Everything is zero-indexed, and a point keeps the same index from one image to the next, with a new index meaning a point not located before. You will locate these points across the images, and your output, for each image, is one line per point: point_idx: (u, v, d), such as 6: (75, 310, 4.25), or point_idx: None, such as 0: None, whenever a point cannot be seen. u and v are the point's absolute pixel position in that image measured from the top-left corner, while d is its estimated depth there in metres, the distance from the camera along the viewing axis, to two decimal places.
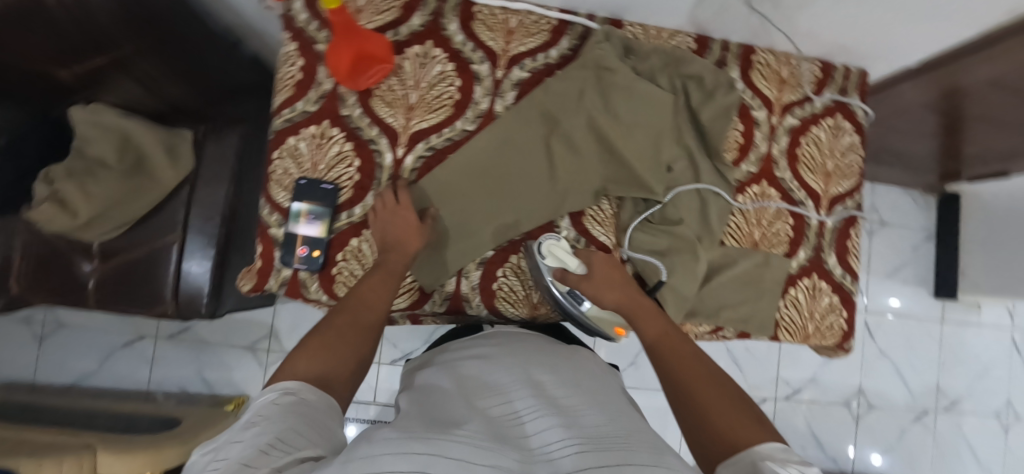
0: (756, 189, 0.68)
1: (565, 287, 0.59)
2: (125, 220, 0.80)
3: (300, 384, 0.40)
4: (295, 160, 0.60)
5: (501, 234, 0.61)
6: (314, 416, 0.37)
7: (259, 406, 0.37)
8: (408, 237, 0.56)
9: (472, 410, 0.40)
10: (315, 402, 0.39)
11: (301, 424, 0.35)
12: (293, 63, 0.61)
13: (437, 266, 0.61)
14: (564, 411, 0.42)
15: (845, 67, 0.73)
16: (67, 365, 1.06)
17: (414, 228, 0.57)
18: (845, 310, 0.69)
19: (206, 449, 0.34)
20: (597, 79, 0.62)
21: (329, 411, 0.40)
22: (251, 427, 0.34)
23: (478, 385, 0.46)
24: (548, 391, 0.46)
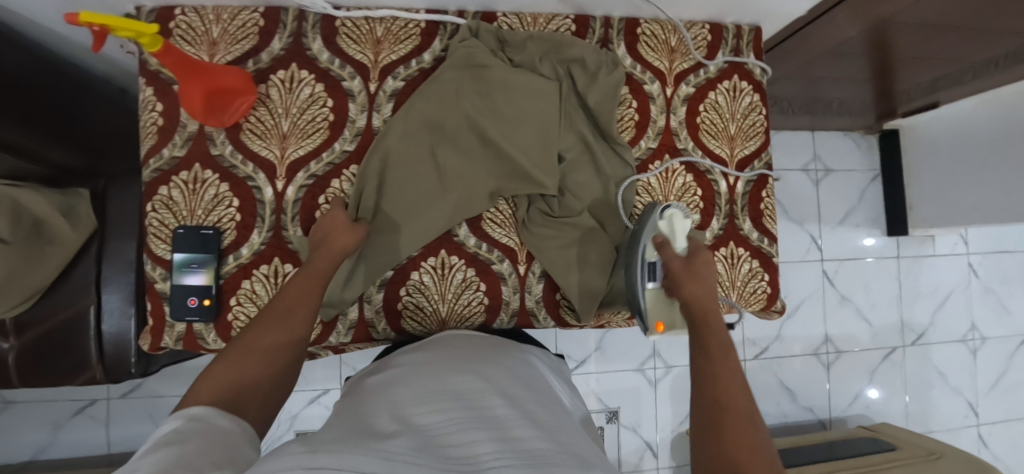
0: (658, 166, 0.67)
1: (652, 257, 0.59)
2: (29, 291, 0.75)
3: (209, 410, 0.36)
4: (171, 209, 0.58)
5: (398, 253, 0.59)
6: (224, 440, 0.34)
7: (160, 435, 0.32)
8: (337, 233, 0.53)
9: (401, 423, 0.38)
10: (228, 428, 0.36)
11: (208, 447, 0.31)
12: (152, 108, 0.58)
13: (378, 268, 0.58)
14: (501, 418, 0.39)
15: (737, 25, 0.71)
16: (22, 440, 1.03)
17: (346, 227, 0.54)
18: (767, 273, 0.69)
19: None
20: (473, 79, 0.60)
21: (242, 439, 0.36)
22: (147, 455, 0.29)
23: (409, 395, 0.44)
24: (484, 395, 0.44)
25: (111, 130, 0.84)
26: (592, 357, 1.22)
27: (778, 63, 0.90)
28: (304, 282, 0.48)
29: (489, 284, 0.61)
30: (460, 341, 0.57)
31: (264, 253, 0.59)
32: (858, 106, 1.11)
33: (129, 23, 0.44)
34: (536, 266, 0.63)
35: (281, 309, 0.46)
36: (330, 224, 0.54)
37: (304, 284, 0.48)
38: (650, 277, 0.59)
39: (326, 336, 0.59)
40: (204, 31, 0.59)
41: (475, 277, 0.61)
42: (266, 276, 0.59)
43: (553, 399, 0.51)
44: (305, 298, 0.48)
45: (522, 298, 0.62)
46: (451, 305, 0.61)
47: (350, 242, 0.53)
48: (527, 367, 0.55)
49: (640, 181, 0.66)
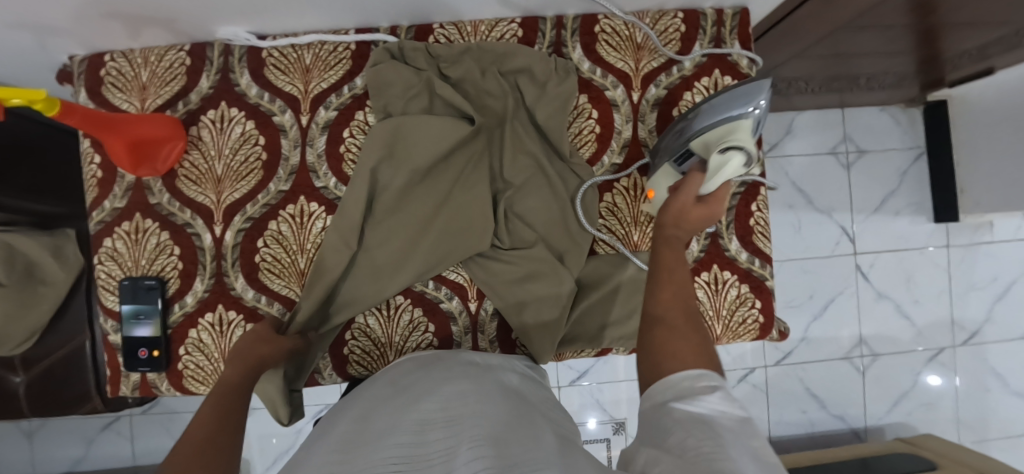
0: (625, 183, 0.59)
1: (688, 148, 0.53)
2: (31, 331, 0.80)
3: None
4: (116, 261, 0.58)
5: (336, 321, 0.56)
6: None
7: None
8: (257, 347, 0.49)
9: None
10: None
11: None
12: (91, 160, 0.58)
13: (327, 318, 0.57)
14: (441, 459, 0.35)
15: (717, 9, 0.60)
16: (61, 452, 1.13)
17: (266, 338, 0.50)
18: (758, 299, 0.60)
19: None
20: (387, 152, 0.55)
21: None
22: None
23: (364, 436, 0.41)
24: (427, 430, 0.39)
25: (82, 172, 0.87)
26: (594, 366, 1.17)
27: (781, 45, 0.78)
28: (219, 399, 0.42)
29: (438, 324, 0.57)
30: (410, 370, 0.53)
31: (208, 301, 0.58)
32: (891, 80, 0.96)
33: (15, 91, 0.41)
34: (487, 302, 0.58)
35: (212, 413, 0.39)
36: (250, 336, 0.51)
37: (223, 401, 0.41)
38: (677, 162, 0.54)
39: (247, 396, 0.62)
40: (134, 75, 0.58)
41: (422, 318, 0.57)
42: (211, 324, 0.57)
43: (525, 411, 0.45)
44: (226, 423, 0.39)
45: (474, 338, 0.58)
46: (399, 348, 0.58)
47: (275, 351, 0.50)
48: (500, 384, 0.49)
49: (603, 202, 0.59)
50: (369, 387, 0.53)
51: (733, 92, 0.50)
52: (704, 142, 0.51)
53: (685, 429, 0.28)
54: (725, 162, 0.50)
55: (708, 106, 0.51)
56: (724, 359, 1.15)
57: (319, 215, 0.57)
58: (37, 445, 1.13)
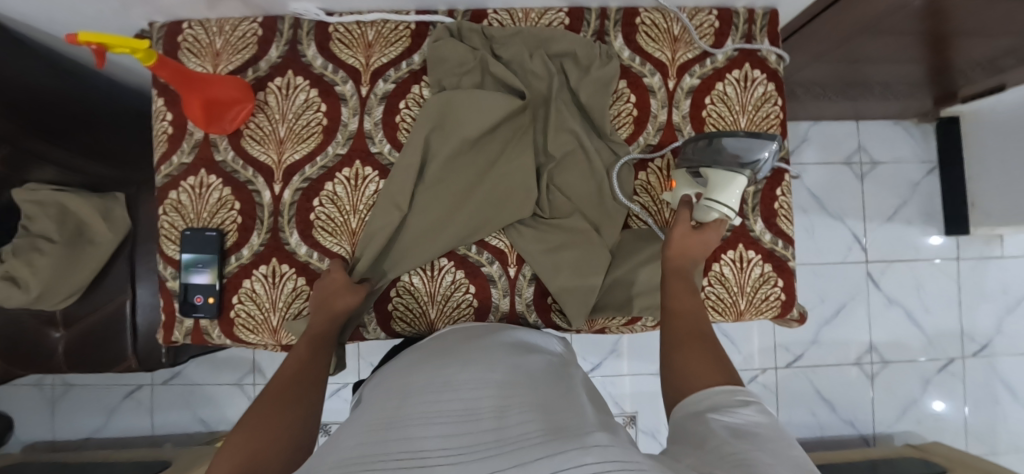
0: (659, 163, 0.63)
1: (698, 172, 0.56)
2: (76, 287, 0.83)
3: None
4: (179, 212, 0.61)
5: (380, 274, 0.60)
6: None
7: None
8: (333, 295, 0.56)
9: (376, 445, 0.36)
10: None
11: None
12: (163, 118, 0.62)
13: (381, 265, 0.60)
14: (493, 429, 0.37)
15: (749, 9, 0.65)
16: (81, 421, 1.15)
17: (342, 286, 0.56)
18: (780, 278, 0.63)
19: None
20: (439, 123, 0.59)
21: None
22: None
23: (416, 398, 0.44)
24: (478, 399, 0.42)
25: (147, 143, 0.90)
26: (608, 359, 1.19)
27: (804, 47, 0.83)
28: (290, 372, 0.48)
29: (478, 287, 0.61)
30: (456, 338, 0.57)
31: (263, 254, 0.61)
32: (905, 90, 1.01)
33: (123, 40, 0.46)
34: (526, 269, 0.61)
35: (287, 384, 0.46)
36: (327, 284, 0.56)
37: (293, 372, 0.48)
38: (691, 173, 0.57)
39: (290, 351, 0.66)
40: (209, 43, 0.63)
41: (463, 279, 0.61)
42: (264, 276, 0.61)
43: (566, 386, 0.49)
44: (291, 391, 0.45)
45: (512, 301, 0.61)
46: (441, 307, 0.61)
47: (348, 304, 0.55)
48: (541, 358, 0.53)
49: (638, 180, 0.63)
50: (421, 344, 0.58)
51: (756, 139, 0.54)
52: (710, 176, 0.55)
53: (722, 431, 0.32)
54: (709, 207, 0.55)
55: (732, 142, 0.54)
56: (735, 358, 1.17)
57: (372, 179, 0.61)
58: (58, 412, 1.15)
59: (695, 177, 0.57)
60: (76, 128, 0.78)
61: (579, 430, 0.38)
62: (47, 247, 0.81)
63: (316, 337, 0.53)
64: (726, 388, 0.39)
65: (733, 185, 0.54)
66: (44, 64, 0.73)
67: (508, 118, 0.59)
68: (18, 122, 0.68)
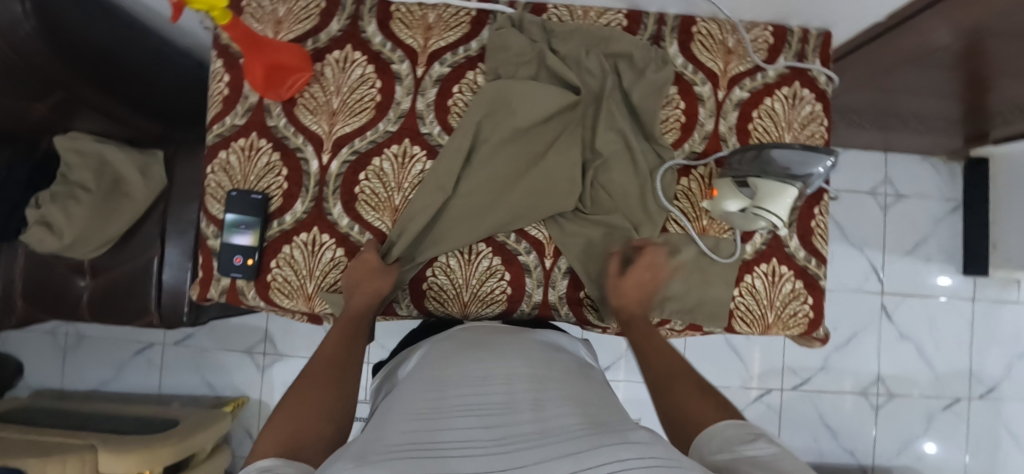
0: (702, 171, 0.64)
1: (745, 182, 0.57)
2: (106, 240, 0.85)
3: (276, 461, 0.37)
4: (227, 173, 0.62)
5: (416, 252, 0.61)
6: None
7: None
8: (364, 277, 0.57)
9: (413, 434, 0.36)
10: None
11: None
12: (220, 79, 0.63)
13: (418, 244, 0.62)
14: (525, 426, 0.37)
15: (804, 29, 0.66)
16: (89, 373, 1.16)
17: (373, 269, 0.57)
18: (811, 295, 0.64)
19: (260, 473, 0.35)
20: (494, 110, 0.60)
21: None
22: None
23: (452, 388, 0.44)
24: (512, 394, 0.42)
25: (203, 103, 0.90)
26: (616, 364, 1.19)
27: (848, 73, 0.84)
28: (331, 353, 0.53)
29: (513, 274, 0.61)
30: (486, 331, 0.57)
31: (305, 221, 0.62)
32: (939, 126, 1.01)
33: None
34: (562, 262, 0.62)
35: (327, 364, 0.51)
36: (358, 264, 0.57)
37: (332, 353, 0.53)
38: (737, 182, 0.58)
39: (319, 321, 0.67)
40: (272, 10, 0.64)
41: (500, 265, 0.61)
42: (304, 243, 0.62)
43: (596, 384, 0.50)
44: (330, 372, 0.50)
45: (545, 291, 0.62)
46: (474, 290, 0.62)
47: (379, 286, 0.57)
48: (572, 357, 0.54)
49: (680, 184, 0.63)
50: (452, 333, 0.59)
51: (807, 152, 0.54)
52: (759, 187, 0.56)
53: (745, 470, 0.33)
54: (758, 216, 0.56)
55: (781, 154, 0.55)
56: (742, 375, 1.17)
57: (419, 158, 0.62)
58: (67, 362, 1.16)
59: (742, 187, 0.57)
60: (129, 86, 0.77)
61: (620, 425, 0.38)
62: (85, 196, 0.83)
63: (354, 317, 0.56)
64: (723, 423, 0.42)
65: (782, 196, 0.55)
66: (131, 21, 0.74)
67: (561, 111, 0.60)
68: (78, 70, 0.68)
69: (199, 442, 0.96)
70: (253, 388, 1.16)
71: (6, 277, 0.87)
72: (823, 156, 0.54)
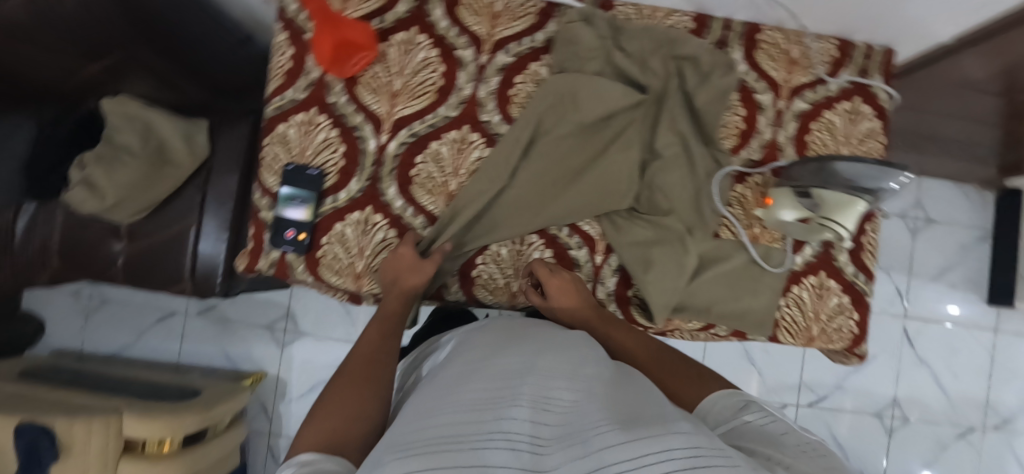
0: (757, 179, 0.64)
1: (808, 196, 0.57)
2: (145, 205, 0.85)
3: (317, 454, 0.39)
4: (284, 146, 0.62)
5: (468, 239, 0.62)
6: None
7: None
8: (404, 269, 0.58)
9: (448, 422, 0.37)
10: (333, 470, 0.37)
11: None
12: (284, 52, 0.63)
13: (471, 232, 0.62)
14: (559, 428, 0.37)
15: (868, 45, 0.66)
16: (110, 336, 1.16)
17: (412, 262, 0.58)
18: (856, 311, 0.64)
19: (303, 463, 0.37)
20: (561, 105, 0.60)
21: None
22: None
23: (496, 367, 0.45)
24: (556, 380, 0.41)
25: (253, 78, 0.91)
26: None
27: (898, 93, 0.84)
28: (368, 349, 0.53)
29: (563, 268, 0.62)
30: (523, 325, 0.57)
31: (359, 200, 0.62)
32: (979, 154, 1.01)
33: None
34: (612, 259, 0.62)
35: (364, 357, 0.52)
36: (398, 256, 0.58)
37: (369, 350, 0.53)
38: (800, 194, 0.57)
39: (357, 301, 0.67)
40: None
41: (550, 258, 0.62)
42: (357, 222, 0.62)
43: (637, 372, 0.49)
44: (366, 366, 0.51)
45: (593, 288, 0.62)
46: (523, 281, 0.63)
47: (416, 282, 0.58)
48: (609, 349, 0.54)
49: (734, 191, 0.63)
50: (498, 320, 0.60)
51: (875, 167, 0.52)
52: (824, 201, 0.56)
53: (747, 442, 0.38)
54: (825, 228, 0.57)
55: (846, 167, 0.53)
56: (759, 387, 1.17)
57: (477, 145, 0.62)
58: (88, 323, 1.16)
59: (801, 198, 0.57)
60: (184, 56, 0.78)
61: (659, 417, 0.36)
62: (129, 160, 0.82)
63: (391, 317, 0.57)
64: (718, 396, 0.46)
65: (850, 208, 0.55)
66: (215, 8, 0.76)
67: (624, 108, 0.60)
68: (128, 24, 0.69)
69: (219, 413, 0.97)
70: (272, 364, 1.16)
71: (45, 234, 0.88)
72: (897, 171, 0.52)
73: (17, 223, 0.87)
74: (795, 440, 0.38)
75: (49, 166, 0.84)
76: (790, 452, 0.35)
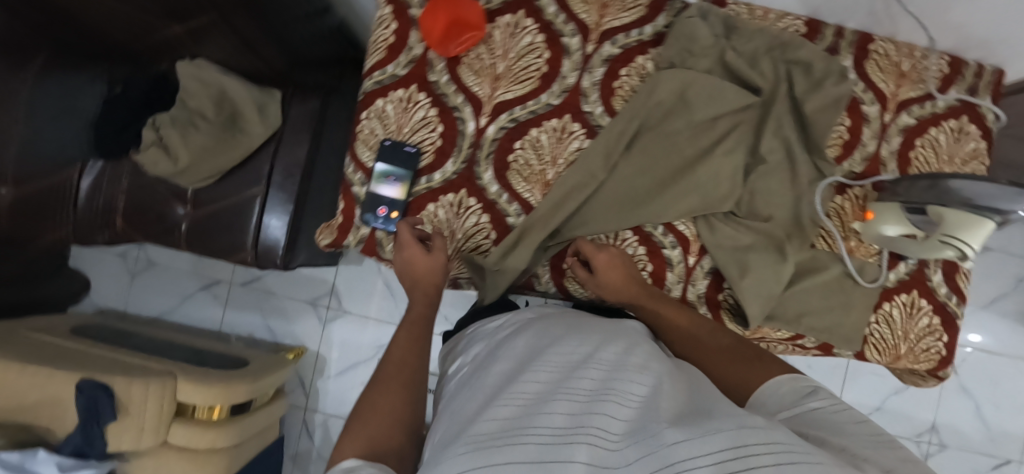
0: (858, 191, 0.63)
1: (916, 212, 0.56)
2: (213, 172, 0.84)
3: (359, 461, 0.38)
4: (381, 121, 0.61)
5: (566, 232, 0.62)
6: None
7: None
8: (420, 269, 0.59)
9: (493, 413, 0.37)
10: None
11: None
12: (387, 26, 0.62)
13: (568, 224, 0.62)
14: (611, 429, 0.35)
15: (979, 63, 0.64)
16: (153, 300, 1.16)
17: (424, 260, 0.59)
18: (945, 333, 0.63)
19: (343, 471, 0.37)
20: (672, 101, 0.59)
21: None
22: None
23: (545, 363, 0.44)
24: (610, 376, 0.39)
25: (329, 52, 0.89)
26: None
27: None
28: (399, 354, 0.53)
29: (656, 266, 0.61)
30: (573, 320, 0.55)
31: (453, 182, 0.61)
32: None
33: None
34: (705, 261, 0.62)
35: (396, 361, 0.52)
36: (409, 259, 0.59)
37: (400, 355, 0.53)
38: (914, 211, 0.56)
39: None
40: None
41: (643, 256, 0.61)
42: (450, 204, 0.61)
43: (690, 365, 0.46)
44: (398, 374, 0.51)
45: (685, 288, 0.62)
46: None
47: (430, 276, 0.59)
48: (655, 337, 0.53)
49: (835, 201, 0.62)
50: (553, 312, 0.59)
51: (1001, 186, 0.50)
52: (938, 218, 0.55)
53: (812, 428, 0.35)
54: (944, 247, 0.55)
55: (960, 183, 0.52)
56: None
57: (578, 136, 0.61)
58: (133, 285, 1.16)
59: (913, 214, 0.56)
60: (279, 21, 0.73)
61: (725, 411, 0.32)
62: (204, 125, 0.83)
63: (417, 320, 0.59)
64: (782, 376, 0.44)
65: (975, 226, 0.53)
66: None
67: (733, 109, 0.59)
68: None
69: (265, 385, 0.96)
70: (312, 340, 1.16)
71: (110, 193, 0.88)
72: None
73: (84, 180, 0.88)
74: (864, 428, 0.35)
75: (120, 125, 0.84)
76: (862, 442, 0.32)
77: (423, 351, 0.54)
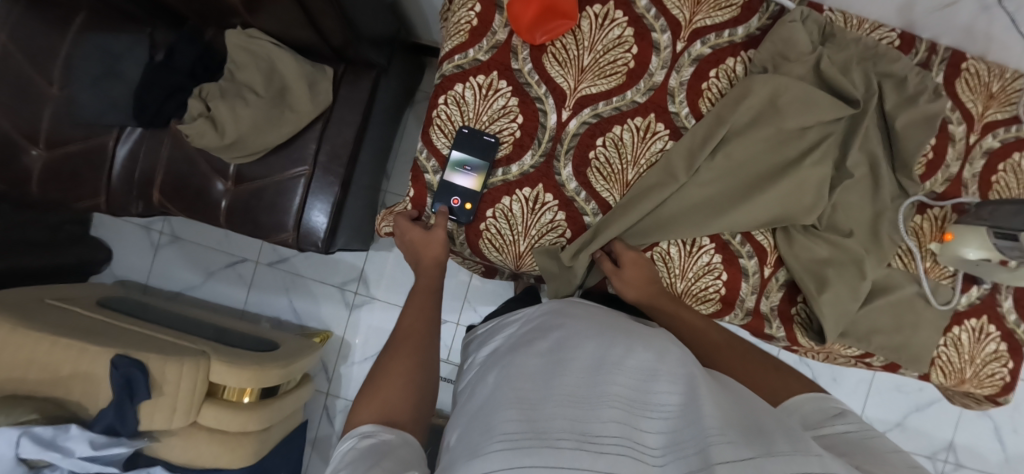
0: (937, 212, 0.62)
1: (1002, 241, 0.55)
2: (257, 149, 0.81)
3: (376, 426, 0.39)
4: (460, 108, 0.59)
5: (642, 234, 0.59)
6: None
7: (340, 455, 0.36)
8: (426, 252, 0.58)
9: (517, 407, 0.32)
10: (395, 441, 0.37)
11: None
12: (470, 7, 0.59)
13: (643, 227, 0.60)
14: (649, 444, 0.31)
15: None
16: (177, 275, 1.13)
17: (427, 239, 0.58)
18: (1011, 360, 0.62)
19: (362, 434, 0.38)
20: (764, 107, 0.57)
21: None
22: None
23: (574, 348, 0.39)
24: (649, 380, 0.35)
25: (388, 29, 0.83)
26: None
27: None
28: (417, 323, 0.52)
29: (731, 275, 0.60)
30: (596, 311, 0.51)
31: (530, 176, 0.59)
32: None
33: None
34: (779, 273, 0.62)
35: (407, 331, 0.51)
36: (412, 239, 0.59)
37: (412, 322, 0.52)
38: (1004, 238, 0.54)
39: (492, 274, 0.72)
40: None
41: (719, 264, 0.60)
42: (526, 199, 0.59)
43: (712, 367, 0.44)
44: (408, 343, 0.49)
45: (758, 300, 0.61)
46: (687, 283, 0.61)
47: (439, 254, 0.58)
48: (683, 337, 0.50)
49: (913, 220, 0.62)
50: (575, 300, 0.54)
51: None
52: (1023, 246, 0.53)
53: (845, 445, 0.34)
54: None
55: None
56: None
57: (662, 137, 0.59)
58: (157, 257, 1.13)
59: (1000, 239, 0.55)
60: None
61: (783, 434, 0.29)
62: (252, 99, 0.80)
63: (425, 291, 0.57)
64: (810, 395, 0.43)
65: None
66: None
67: (825, 120, 0.57)
68: None
69: (296, 369, 0.94)
70: (337, 324, 1.13)
71: (147, 164, 0.85)
72: None
73: (120, 149, 0.84)
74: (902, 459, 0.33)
75: (165, 92, 0.79)
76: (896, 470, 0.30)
77: (434, 318, 0.54)
